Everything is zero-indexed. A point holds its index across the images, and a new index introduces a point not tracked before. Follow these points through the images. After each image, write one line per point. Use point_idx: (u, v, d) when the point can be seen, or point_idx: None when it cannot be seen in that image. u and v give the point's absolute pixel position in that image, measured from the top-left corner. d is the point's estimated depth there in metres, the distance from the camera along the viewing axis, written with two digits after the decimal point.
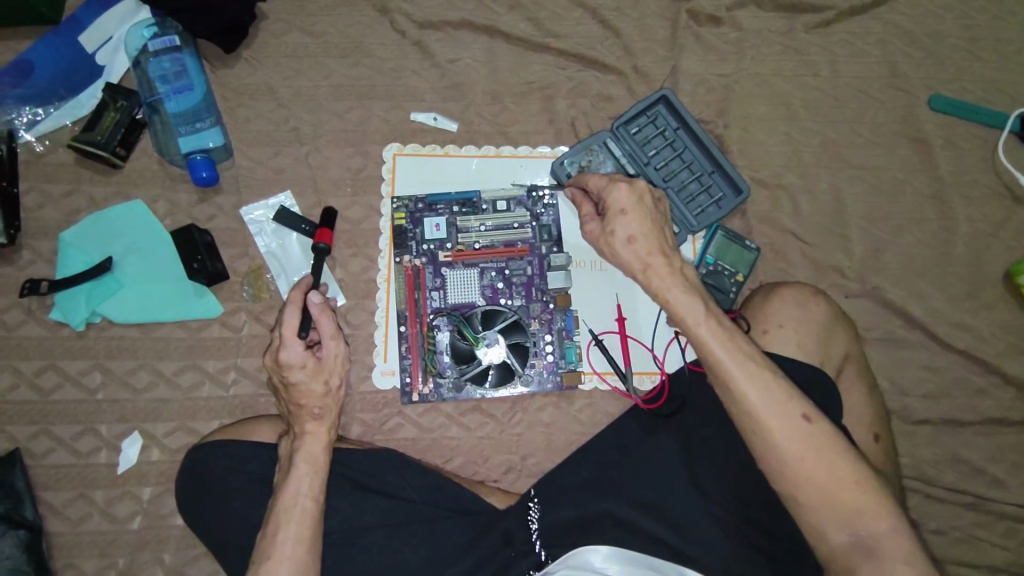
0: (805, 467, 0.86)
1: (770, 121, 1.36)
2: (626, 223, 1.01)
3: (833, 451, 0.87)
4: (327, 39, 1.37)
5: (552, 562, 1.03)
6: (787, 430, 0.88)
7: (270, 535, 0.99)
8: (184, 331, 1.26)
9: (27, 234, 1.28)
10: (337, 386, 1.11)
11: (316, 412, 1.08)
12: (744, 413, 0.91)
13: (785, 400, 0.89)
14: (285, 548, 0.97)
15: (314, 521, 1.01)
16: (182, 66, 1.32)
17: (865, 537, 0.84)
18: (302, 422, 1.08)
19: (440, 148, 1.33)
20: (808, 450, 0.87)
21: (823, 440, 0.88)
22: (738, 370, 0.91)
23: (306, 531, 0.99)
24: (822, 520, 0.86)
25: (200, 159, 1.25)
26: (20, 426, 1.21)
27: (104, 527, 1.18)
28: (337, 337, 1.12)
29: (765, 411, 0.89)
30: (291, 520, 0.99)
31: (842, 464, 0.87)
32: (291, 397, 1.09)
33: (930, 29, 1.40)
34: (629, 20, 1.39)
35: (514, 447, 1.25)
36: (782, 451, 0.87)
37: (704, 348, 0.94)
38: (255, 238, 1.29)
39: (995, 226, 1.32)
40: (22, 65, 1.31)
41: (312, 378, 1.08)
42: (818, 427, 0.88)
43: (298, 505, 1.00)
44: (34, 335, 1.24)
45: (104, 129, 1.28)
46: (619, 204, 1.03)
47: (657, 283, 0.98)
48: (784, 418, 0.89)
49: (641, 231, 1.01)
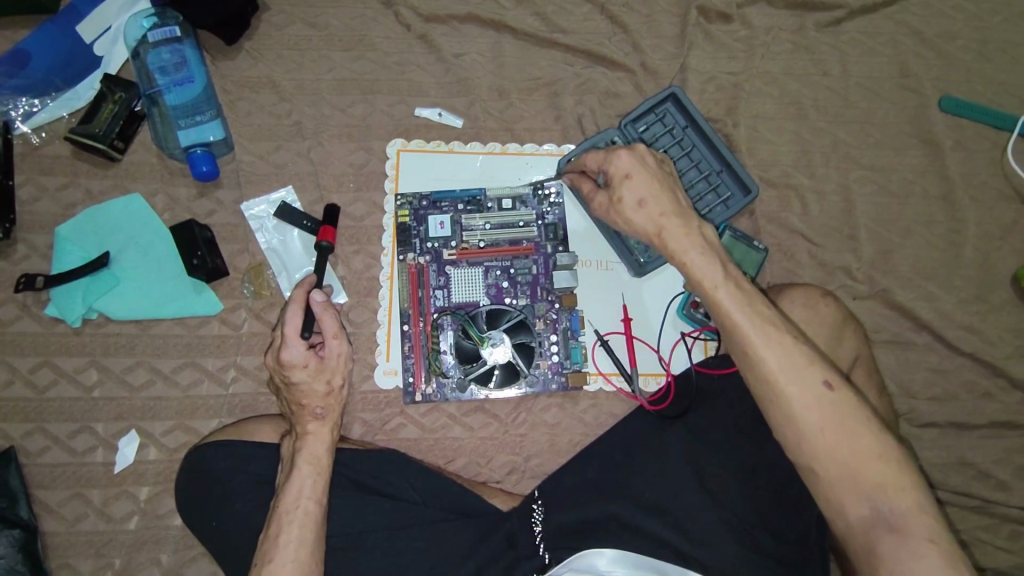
0: (825, 437, 0.85)
1: (779, 120, 1.34)
2: (634, 188, 0.97)
3: (853, 418, 0.85)
4: (331, 32, 1.35)
5: (556, 565, 1.01)
6: (806, 398, 0.86)
7: (273, 536, 0.97)
8: (182, 328, 1.23)
9: (21, 228, 1.25)
10: (337, 386, 1.08)
11: (318, 412, 1.06)
12: (761, 383, 0.88)
13: (803, 366, 0.87)
14: (287, 550, 0.95)
15: (318, 523, 0.99)
16: (181, 58, 1.27)
17: (886, 513, 0.82)
18: (305, 423, 1.06)
19: (445, 145, 1.31)
20: (826, 418, 0.85)
21: (843, 407, 0.86)
22: (756, 337, 0.89)
23: (310, 534, 0.97)
24: (842, 493, 0.84)
25: (200, 153, 1.23)
26: (15, 423, 1.19)
27: (100, 527, 1.16)
28: (339, 336, 1.09)
29: (784, 379, 0.87)
30: (295, 523, 0.97)
31: (863, 435, 0.84)
32: (293, 396, 1.07)
33: (941, 30, 1.39)
34: (637, 17, 1.37)
35: (517, 448, 1.23)
36: (801, 419, 0.85)
37: (721, 313, 0.91)
38: (255, 234, 1.27)
39: (1004, 229, 1.31)
40: (20, 56, 1.28)
41: (313, 377, 1.07)
42: (837, 393, 0.86)
43: (302, 505, 0.99)
44: (29, 330, 1.22)
45: (102, 121, 1.26)
46: (625, 169, 0.99)
47: (672, 245, 0.95)
48: (803, 385, 0.87)
49: (651, 194, 0.97)
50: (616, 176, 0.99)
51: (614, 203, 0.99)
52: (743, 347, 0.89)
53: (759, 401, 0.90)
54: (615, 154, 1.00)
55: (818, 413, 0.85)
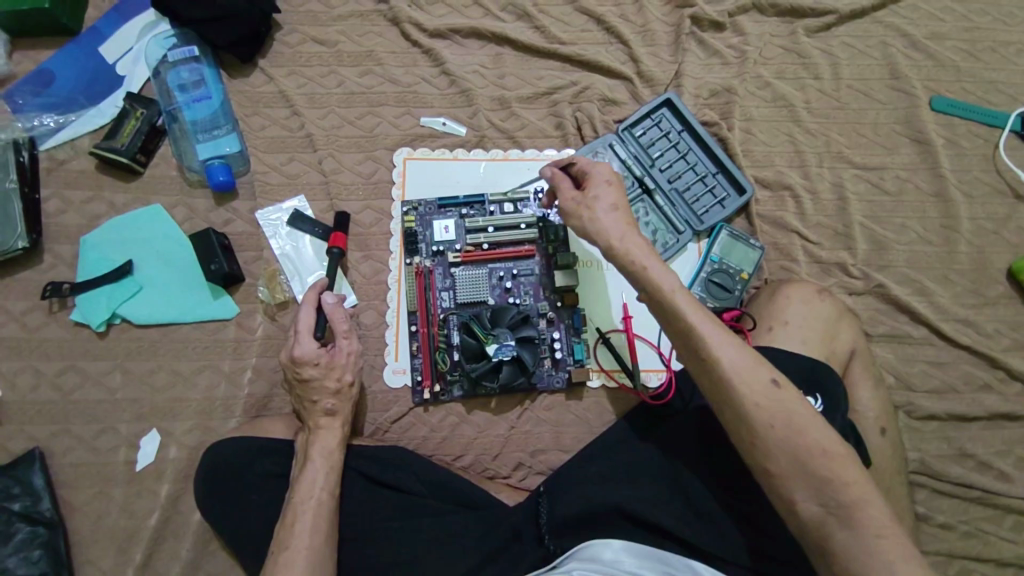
0: (775, 434, 0.88)
1: (773, 122, 1.38)
2: (609, 195, 1.06)
3: (802, 414, 0.89)
4: (340, 49, 1.42)
5: (558, 555, 1.05)
6: (756, 396, 0.90)
7: (286, 526, 1.00)
8: (201, 332, 1.29)
9: (47, 239, 1.32)
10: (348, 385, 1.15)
11: (330, 408, 1.11)
12: (716, 382, 0.93)
13: (754, 366, 0.92)
14: (300, 538, 0.99)
15: (328, 513, 1.03)
16: (200, 76, 1.37)
17: (836, 507, 0.84)
18: (315, 418, 1.11)
19: (450, 153, 1.36)
20: (776, 416, 0.89)
21: (792, 404, 0.90)
22: (710, 338, 0.93)
23: (320, 522, 1.01)
24: (796, 495, 0.86)
25: (217, 164, 1.30)
26: (41, 425, 1.24)
27: (123, 522, 1.20)
28: (349, 334, 1.17)
29: (737, 375, 0.91)
30: (303, 512, 1.01)
31: (813, 429, 0.88)
32: (305, 393, 1.12)
33: (930, 32, 1.44)
34: (633, 27, 1.43)
35: (524, 444, 1.27)
36: (752, 417, 0.89)
37: (678, 314, 0.96)
38: (269, 240, 1.32)
39: (997, 223, 1.34)
40: (44, 75, 1.37)
41: (322, 372, 1.13)
42: (787, 391, 0.91)
43: (312, 494, 1.03)
44: (55, 335, 1.28)
45: (125, 136, 1.33)
46: (604, 177, 1.08)
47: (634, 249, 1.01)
48: (756, 384, 0.91)
49: (616, 202, 1.06)
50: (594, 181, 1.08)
51: (585, 204, 1.06)
52: (698, 344, 0.94)
53: (716, 401, 0.93)
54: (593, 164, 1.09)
55: (769, 409, 0.90)
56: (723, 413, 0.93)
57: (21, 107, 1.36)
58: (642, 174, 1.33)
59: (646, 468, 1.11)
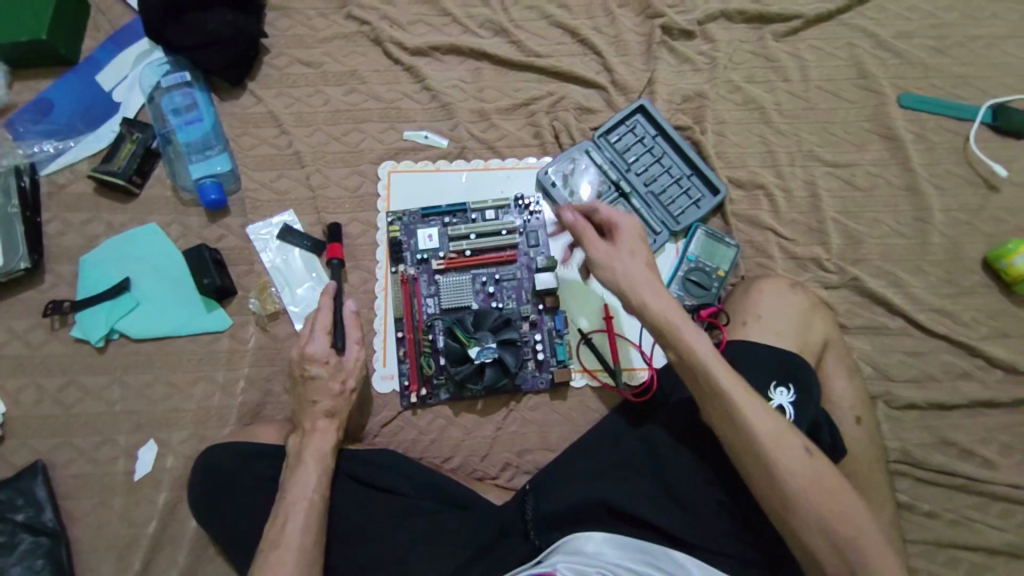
0: (808, 498, 0.90)
1: (745, 124, 1.42)
2: (639, 252, 1.05)
3: (829, 477, 0.92)
4: (325, 69, 1.47)
5: (543, 549, 1.07)
6: (791, 462, 0.92)
7: (278, 526, 1.02)
8: (197, 344, 1.33)
9: (49, 260, 1.37)
10: (351, 389, 1.20)
11: (329, 409, 1.16)
12: (711, 397, 0.98)
13: (787, 435, 0.94)
14: (291, 538, 1.01)
15: (317, 512, 1.05)
16: (192, 100, 1.43)
17: None
18: (314, 419, 1.14)
19: (432, 164, 1.41)
20: (766, 426, 0.94)
21: (823, 470, 0.92)
22: (745, 405, 0.95)
23: (310, 521, 1.03)
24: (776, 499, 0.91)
25: (209, 183, 1.35)
26: (44, 438, 1.28)
27: (123, 531, 1.24)
28: (359, 342, 1.24)
29: (771, 441, 0.93)
30: (293, 513, 1.03)
31: (832, 483, 0.91)
32: (304, 394, 1.17)
33: (896, 31, 1.48)
34: (606, 38, 1.48)
35: (511, 445, 1.30)
36: (786, 481, 0.91)
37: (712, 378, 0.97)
38: (260, 254, 1.37)
39: (970, 214, 1.37)
40: (43, 104, 1.43)
41: (327, 373, 1.18)
42: (817, 459, 0.93)
43: (303, 495, 1.05)
44: (57, 351, 1.33)
45: (122, 159, 1.38)
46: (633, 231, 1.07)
47: (667, 311, 1.01)
48: (790, 453, 0.93)
49: (647, 257, 1.06)
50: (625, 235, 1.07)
51: (621, 257, 1.05)
52: (733, 410, 0.95)
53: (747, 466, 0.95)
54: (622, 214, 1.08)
55: (801, 475, 0.92)
56: (754, 479, 0.94)
57: (22, 135, 1.43)
58: (618, 178, 1.37)
59: (631, 463, 1.13)
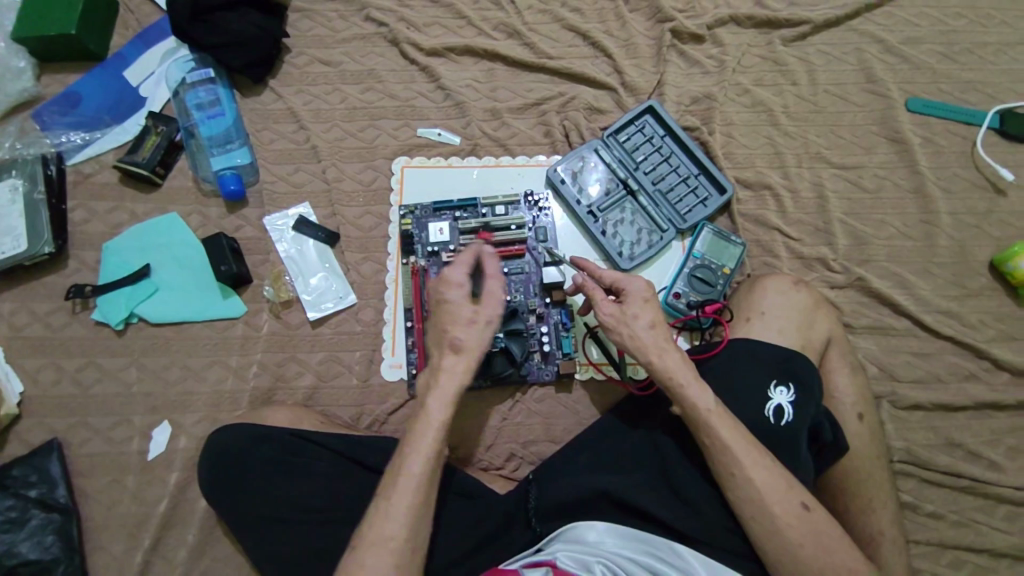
0: (805, 553, 0.93)
1: (752, 126, 1.45)
2: (647, 313, 1.08)
3: (830, 537, 0.95)
4: (344, 68, 1.52)
5: (544, 540, 1.03)
6: (790, 517, 0.95)
7: (399, 465, 0.96)
8: (212, 329, 1.37)
9: (73, 245, 1.42)
10: (485, 323, 1.01)
11: (457, 342, 1.00)
12: (689, 418, 1.01)
13: (787, 489, 0.96)
14: (409, 480, 0.94)
15: (437, 460, 0.97)
16: (215, 96, 1.47)
17: None
18: (442, 357, 1.01)
19: (444, 160, 1.44)
20: (745, 444, 0.98)
21: (822, 529, 0.95)
22: (746, 457, 0.97)
23: (431, 469, 0.96)
24: (751, 507, 0.96)
25: (229, 174, 1.39)
26: (60, 417, 1.32)
27: (135, 509, 1.27)
28: (498, 277, 1.04)
29: (770, 496, 0.95)
30: (416, 452, 0.96)
31: (828, 538, 0.94)
32: (441, 319, 1.03)
33: (904, 37, 1.50)
34: (617, 41, 1.52)
35: (515, 436, 1.32)
36: (783, 534, 0.94)
37: (711, 433, 0.99)
38: (276, 243, 1.41)
39: (977, 217, 1.38)
40: (72, 97, 1.49)
41: (465, 301, 1.02)
42: (816, 515, 0.96)
43: (427, 441, 0.96)
44: (78, 333, 1.37)
45: (146, 151, 1.43)
46: (642, 292, 1.10)
47: (672, 365, 1.03)
48: (788, 507, 0.95)
49: (658, 318, 1.08)
50: (632, 296, 1.09)
51: (624, 318, 1.08)
52: (733, 460, 0.97)
53: (744, 516, 0.96)
54: (627, 277, 1.11)
55: (800, 530, 0.94)
56: (748, 530, 0.96)
57: (49, 125, 1.48)
58: (627, 176, 1.39)
59: (633, 457, 1.11)
